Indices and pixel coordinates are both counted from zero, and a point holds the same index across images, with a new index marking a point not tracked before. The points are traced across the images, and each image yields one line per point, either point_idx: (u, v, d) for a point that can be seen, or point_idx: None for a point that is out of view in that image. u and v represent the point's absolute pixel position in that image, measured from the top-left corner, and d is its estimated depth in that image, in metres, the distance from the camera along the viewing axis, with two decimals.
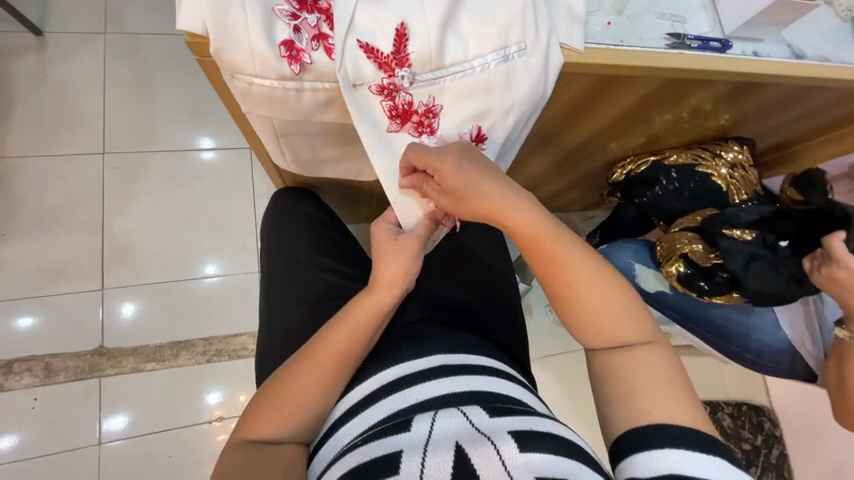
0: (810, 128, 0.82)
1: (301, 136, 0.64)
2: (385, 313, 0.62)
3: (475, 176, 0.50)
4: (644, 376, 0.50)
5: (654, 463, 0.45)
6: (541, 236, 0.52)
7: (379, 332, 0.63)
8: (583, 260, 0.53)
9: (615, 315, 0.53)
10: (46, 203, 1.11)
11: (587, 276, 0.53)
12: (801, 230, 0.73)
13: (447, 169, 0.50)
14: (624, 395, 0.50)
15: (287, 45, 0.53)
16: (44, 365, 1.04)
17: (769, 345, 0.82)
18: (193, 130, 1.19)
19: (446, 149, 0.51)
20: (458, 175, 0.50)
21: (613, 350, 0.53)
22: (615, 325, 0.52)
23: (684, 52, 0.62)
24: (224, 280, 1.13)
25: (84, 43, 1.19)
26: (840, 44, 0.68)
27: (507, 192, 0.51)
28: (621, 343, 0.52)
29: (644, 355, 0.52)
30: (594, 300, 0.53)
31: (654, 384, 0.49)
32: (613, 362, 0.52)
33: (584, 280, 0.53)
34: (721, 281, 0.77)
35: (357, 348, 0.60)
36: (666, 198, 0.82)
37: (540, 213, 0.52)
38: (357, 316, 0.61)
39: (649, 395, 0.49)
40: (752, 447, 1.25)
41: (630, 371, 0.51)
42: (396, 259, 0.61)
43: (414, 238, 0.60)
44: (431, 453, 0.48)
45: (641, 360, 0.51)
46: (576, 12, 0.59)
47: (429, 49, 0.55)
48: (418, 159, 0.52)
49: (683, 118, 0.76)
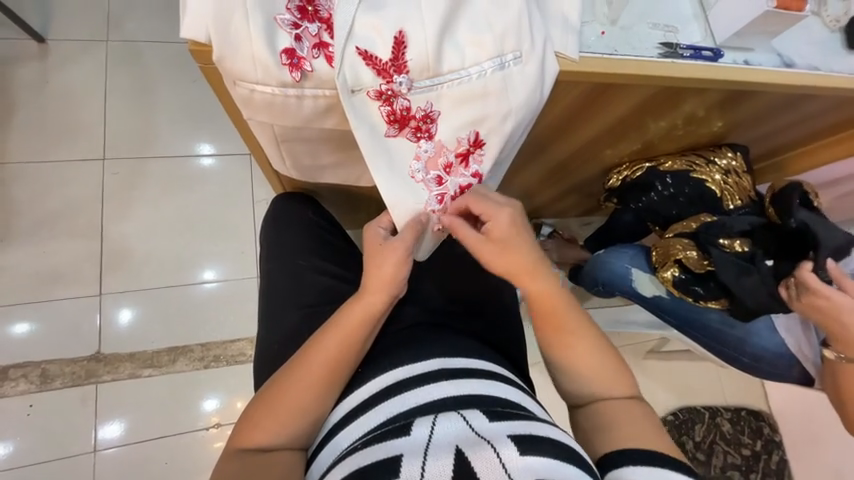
0: (801, 135, 0.83)
1: (302, 141, 0.65)
2: (378, 314, 0.63)
3: (519, 239, 0.61)
4: (626, 420, 0.58)
5: (649, 470, 0.51)
6: (549, 298, 0.62)
7: (372, 336, 0.64)
8: (586, 327, 0.63)
9: (606, 376, 0.62)
10: (45, 210, 1.11)
11: (581, 337, 0.63)
12: (783, 249, 0.74)
13: (498, 219, 0.60)
14: (612, 429, 0.58)
15: (288, 52, 0.53)
16: (40, 371, 1.03)
17: (766, 349, 0.82)
18: (193, 137, 1.20)
19: (504, 207, 0.61)
20: (507, 236, 0.61)
21: (600, 400, 0.61)
22: (602, 380, 0.62)
23: (676, 61, 0.64)
24: (223, 285, 1.13)
25: (85, 51, 1.20)
26: (829, 54, 0.69)
27: (533, 256, 0.62)
28: (609, 398, 0.61)
29: (626, 406, 0.60)
30: (590, 359, 0.62)
31: (635, 425, 0.57)
32: (600, 408, 0.60)
33: (586, 343, 0.62)
34: (715, 286, 0.79)
35: (350, 351, 0.61)
36: (662, 204, 0.84)
37: (551, 281, 0.63)
38: (349, 321, 0.61)
39: (626, 427, 0.57)
40: (751, 453, 1.26)
41: (614, 415, 0.59)
42: (386, 261, 0.61)
43: (402, 238, 0.60)
44: (431, 458, 0.48)
45: (626, 410, 0.60)
46: (571, 21, 0.61)
47: (427, 56, 0.56)
48: (477, 203, 0.61)
49: (677, 125, 0.78)
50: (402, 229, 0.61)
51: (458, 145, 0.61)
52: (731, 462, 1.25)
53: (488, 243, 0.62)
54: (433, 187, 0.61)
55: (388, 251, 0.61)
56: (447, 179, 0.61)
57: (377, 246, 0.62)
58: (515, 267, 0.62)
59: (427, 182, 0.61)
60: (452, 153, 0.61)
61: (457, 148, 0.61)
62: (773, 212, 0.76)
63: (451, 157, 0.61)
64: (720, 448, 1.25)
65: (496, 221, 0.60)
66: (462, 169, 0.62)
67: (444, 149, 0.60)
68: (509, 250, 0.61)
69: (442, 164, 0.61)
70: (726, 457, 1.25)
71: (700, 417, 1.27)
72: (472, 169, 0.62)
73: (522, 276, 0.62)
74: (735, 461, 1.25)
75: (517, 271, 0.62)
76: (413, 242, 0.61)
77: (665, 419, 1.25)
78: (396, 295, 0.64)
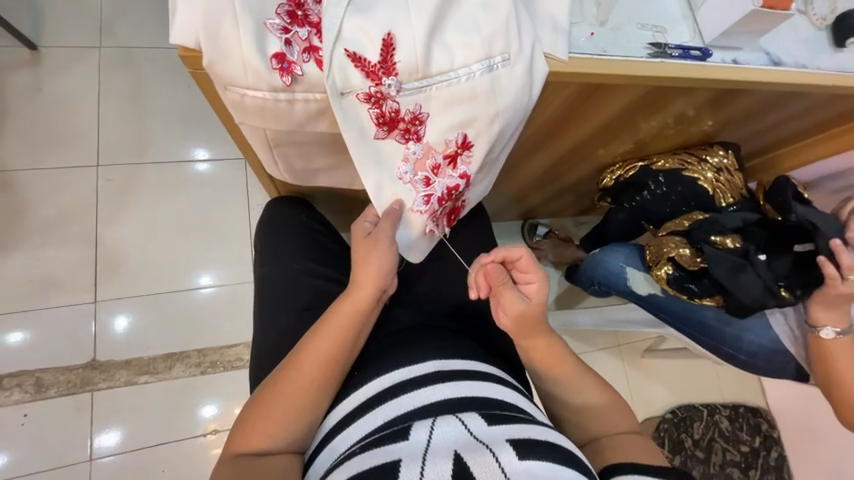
0: (793, 132, 0.84)
1: (294, 146, 0.65)
2: (369, 308, 0.63)
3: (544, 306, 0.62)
4: (630, 445, 0.57)
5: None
6: (558, 354, 0.64)
7: (363, 334, 0.64)
8: (590, 374, 0.64)
9: (614, 413, 0.62)
10: (38, 219, 1.11)
11: (589, 382, 0.63)
12: (773, 244, 0.75)
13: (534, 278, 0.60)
14: (618, 451, 0.57)
15: (279, 57, 0.53)
16: (35, 380, 1.02)
17: (760, 345, 0.83)
18: (187, 142, 1.20)
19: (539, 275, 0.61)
20: (537, 304, 0.61)
21: (612, 434, 0.60)
22: (611, 418, 0.61)
23: (665, 61, 0.64)
24: (219, 291, 1.13)
25: (79, 58, 1.20)
26: (816, 51, 0.70)
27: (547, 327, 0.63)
28: (621, 429, 0.60)
29: (609, 425, 0.60)
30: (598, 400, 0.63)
31: (625, 445, 0.58)
32: (610, 440, 0.59)
33: (593, 385, 0.63)
34: (709, 283, 0.80)
35: (343, 347, 0.61)
36: (655, 202, 0.85)
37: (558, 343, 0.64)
38: (340, 315, 0.62)
39: (630, 452, 0.56)
40: (750, 449, 1.27)
41: (619, 443, 0.58)
42: (371, 254, 0.63)
43: (383, 228, 0.62)
44: (430, 463, 0.48)
45: (631, 439, 0.59)
46: (559, 23, 0.61)
47: (415, 59, 0.56)
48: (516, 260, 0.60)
49: (667, 124, 0.79)
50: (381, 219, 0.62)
51: (446, 147, 0.61)
52: (730, 459, 1.25)
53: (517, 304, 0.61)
54: (420, 188, 0.61)
55: (372, 243, 0.62)
56: (434, 180, 0.62)
57: (361, 238, 0.64)
58: (533, 331, 0.62)
59: (415, 183, 0.61)
60: (440, 154, 0.61)
61: (445, 150, 0.61)
62: (772, 209, 0.78)
63: (439, 159, 0.61)
64: (719, 445, 1.25)
65: (538, 286, 0.61)
66: (450, 171, 0.62)
67: (433, 151, 0.61)
68: (534, 318, 0.61)
69: (430, 166, 0.61)
70: (725, 454, 1.25)
71: (699, 414, 1.27)
72: (461, 170, 0.62)
73: (536, 339, 0.63)
74: (734, 458, 1.25)
75: (533, 334, 0.63)
76: (392, 229, 0.61)
77: (664, 417, 1.25)
78: (385, 288, 0.65)
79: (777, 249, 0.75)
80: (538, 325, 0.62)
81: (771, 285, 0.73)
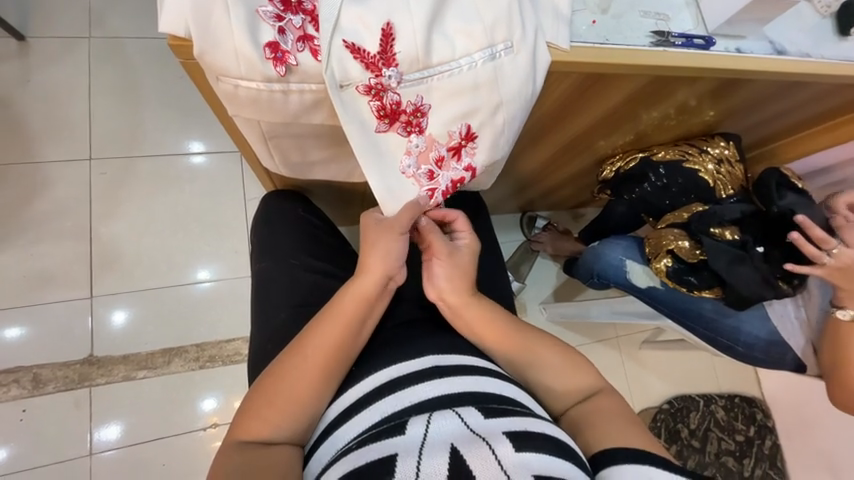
0: (793, 122, 0.84)
1: (289, 138, 0.63)
2: (375, 296, 0.62)
3: (472, 261, 0.66)
4: (614, 426, 0.57)
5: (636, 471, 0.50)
6: (527, 340, 0.64)
7: (369, 323, 0.62)
8: (574, 355, 0.65)
9: (596, 391, 0.62)
10: (31, 212, 1.10)
11: (574, 364, 0.64)
12: (767, 235, 0.76)
13: (468, 237, 0.66)
14: (602, 427, 0.57)
15: (272, 46, 0.52)
16: (32, 376, 1.02)
17: (759, 337, 0.84)
18: (182, 134, 1.19)
19: (468, 235, 0.66)
20: (468, 254, 0.65)
21: (596, 406, 0.60)
22: (598, 399, 0.61)
23: (668, 50, 0.63)
24: (216, 285, 1.13)
25: (69, 48, 1.18)
26: (820, 39, 0.69)
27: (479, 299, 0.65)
28: (603, 402, 0.61)
29: (592, 404, 0.61)
30: (583, 379, 0.63)
31: (617, 427, 0.57)
32: (594, 415, 0.59)
33: (580, 369, 0.64)
34: (708, 276, 0.79)
35: (347, 337, 0.60)
36: (656, 194, 0.85)
37: (523, 330, 0.65)
38: (345, 304, 0.60)
39: (617, 432, 0.56)
40: (745, 439, 1.28)
41: (608, 421, 0.58)
42: (379, 244, 0.62)
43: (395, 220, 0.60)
44: (426, 458, 0.47)
45: (613, 415, 0.59)
46: (561, 12, 0.60)
47: (415, 48, 0.55)
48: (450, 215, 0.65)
49: (669, 114, 0.78)
50: (396, 216, 0.60)
51: (449, 139, 0.60)
52: (726, 447, 1.26)
53: (449, 257, 0.64)
54: (424, 182, 0.60)
55: (382, 233, 0.61)
56: (438, 174, 0.61)
57: (371, 225, 0.62)
58: (463, 291, 0.64)
59: (418, 177, 0.60)
60: (443, 147, 0.60)
61: (449, 142, 0.60)
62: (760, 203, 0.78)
63: (442, 151, 0.60)
64: (715, 434, 1.27)
65: (469, 238, 0.66)
66: (454, 163, 0.61)
67: (436, 143, 0.60)
68: (463, 267, 0.64)
69: (434, 159, 0.60)
70: (721, 443, 1.26)
71: (696, 404, 1.28)
72: (465, 163, 0.61)
73: (467, 300, 0.64)
74: (730, 447, 1.27)
75: (464, 295, 0.64)
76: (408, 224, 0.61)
77: (660, 408, 1.26)
78: (394, 277, 0.64)
79: (773, 238, 0.76)
80: (467, 280, 0.64)
81: (770, 277, 0.74)
